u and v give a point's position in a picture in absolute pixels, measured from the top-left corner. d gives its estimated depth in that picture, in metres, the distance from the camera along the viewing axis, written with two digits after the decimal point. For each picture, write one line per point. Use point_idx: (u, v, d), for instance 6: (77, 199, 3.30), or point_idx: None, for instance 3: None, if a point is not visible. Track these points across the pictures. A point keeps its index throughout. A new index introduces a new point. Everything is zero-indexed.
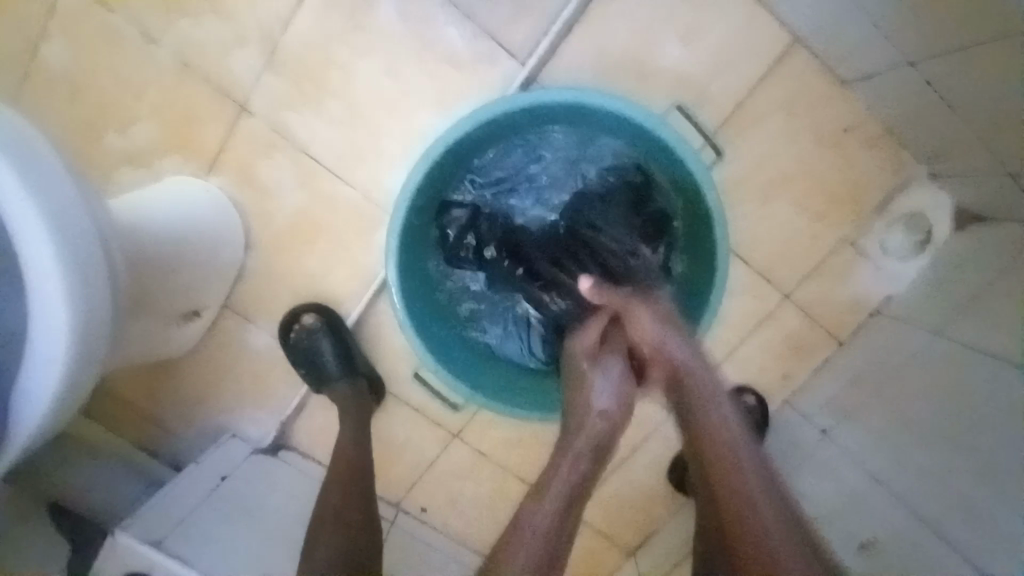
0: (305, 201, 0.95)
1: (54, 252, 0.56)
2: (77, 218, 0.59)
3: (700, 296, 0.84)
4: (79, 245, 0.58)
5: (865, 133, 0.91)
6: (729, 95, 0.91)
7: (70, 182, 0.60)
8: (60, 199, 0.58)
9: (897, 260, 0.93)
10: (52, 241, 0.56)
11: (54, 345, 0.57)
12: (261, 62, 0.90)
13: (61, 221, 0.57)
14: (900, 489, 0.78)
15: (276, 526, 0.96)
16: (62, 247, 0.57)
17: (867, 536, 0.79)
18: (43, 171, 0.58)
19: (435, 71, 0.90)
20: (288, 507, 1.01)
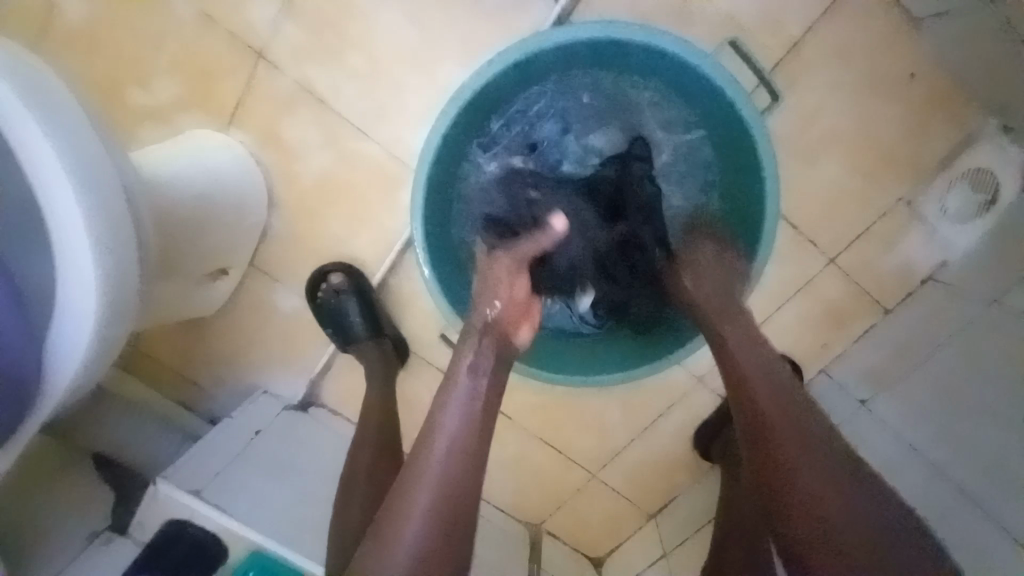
0: (327, 158, 0.91)
1: (79, 205, 0.55)
2: (100, 171, 0.57)
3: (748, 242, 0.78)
4: (105, 198, 0.57)
5: (939, 80, 0.82)
6: (784, 37, 0.82)
7: (92, 133, 0.58)
8: (81, 151, 0.56)
9: (952, 223, 0.85)
10: (75, 196, 0.55)
11: (84, 302, 0.57)
12: (276, 7, 0.84)
13: (85, 175, 0.55)
14: (943, 464, 0.74)
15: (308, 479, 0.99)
16: (86, 201, 0.55)
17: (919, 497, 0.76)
18: (64, 122, 0.55)
19: (459, 12, 0.83)
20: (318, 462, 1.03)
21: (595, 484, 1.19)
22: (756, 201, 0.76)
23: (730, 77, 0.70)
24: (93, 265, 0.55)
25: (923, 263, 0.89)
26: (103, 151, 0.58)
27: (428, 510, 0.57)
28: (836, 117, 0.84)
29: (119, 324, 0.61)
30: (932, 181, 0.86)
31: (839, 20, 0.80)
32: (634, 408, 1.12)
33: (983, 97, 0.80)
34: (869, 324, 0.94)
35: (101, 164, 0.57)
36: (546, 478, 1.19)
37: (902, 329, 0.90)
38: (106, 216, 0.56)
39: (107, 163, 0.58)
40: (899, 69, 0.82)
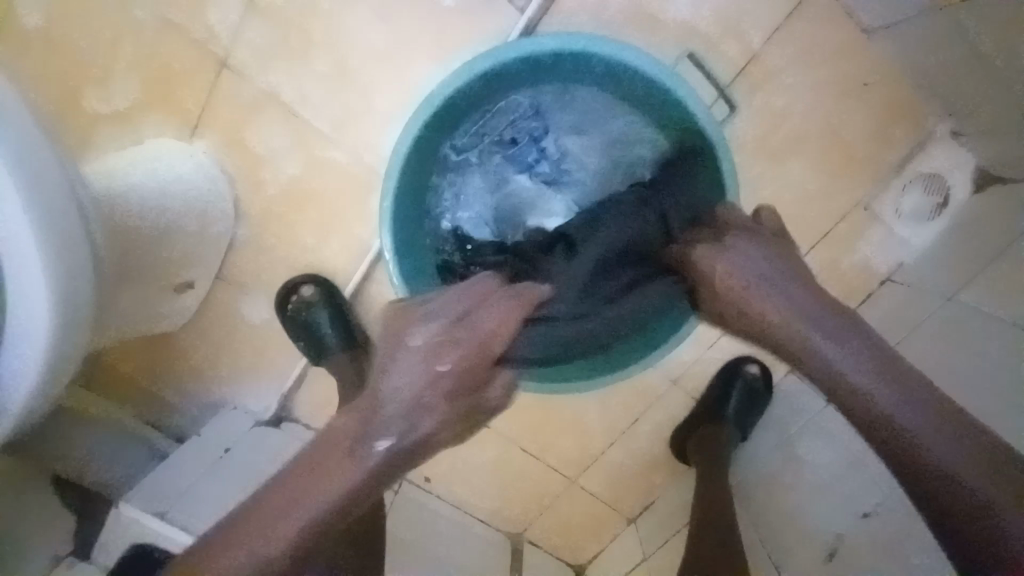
0: (296, 166, 0.89)
1: (28, 218, 0.53)
2: (48, 178, 0.55)
3: None
4: (56, 210, 0.55)
5: (891, 87, 0.85)
6: (745, 46, 0.84)
7: (43, 143, 0.56)
8: (29, 158, 0.54)
9: (910, 224, 0.89)
10: (25, 209, 0.52)
11: (34, 317, 0.54)
12: (241, 13, 0.83)
13: (36, 186, 0.53)
14: None
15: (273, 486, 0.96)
16: (34, 210, 0.53)
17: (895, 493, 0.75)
18: (10, 127, 0.53)
19: (427, 20, 0.84)
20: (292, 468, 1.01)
21: (575, 488, 1.19)
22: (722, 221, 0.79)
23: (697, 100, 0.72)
24: (44, 280, 0.53)
25: (882, 263, 0.92)
26: (52, 159, 0.56)
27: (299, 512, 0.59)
28: (798, 122, 0.87)
29: (75, 338, 0.59)
30: (889, 184, 0.89)
31: (795, 30, 0.84)
32: (611, 412, 1.13)
33: (932, 103, 0.84)
34: None
35: (49, 171, 0.55)
36: (526, 484, 1.19)
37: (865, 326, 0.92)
38: (58, 226, 0.55)
39: (58, 171, 0.56)
40: (854, 76, 0.85)
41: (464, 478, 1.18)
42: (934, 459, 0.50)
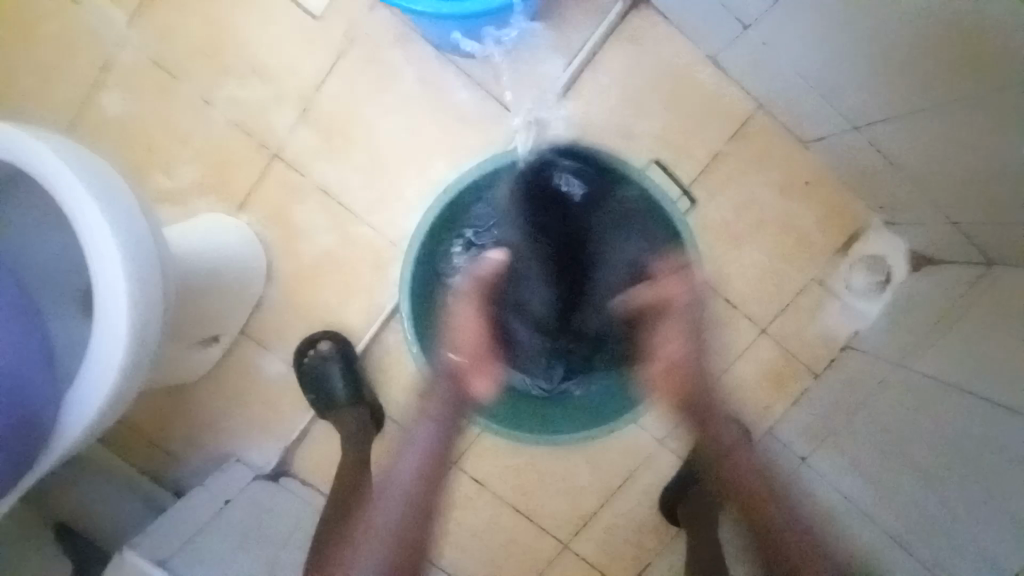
0: (328, 242, 1.02)
1: (127, 275, 0.62)
2: (146, 250, 0.65)
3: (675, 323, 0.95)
4: (146, 270, 0.64)
5: (834, 185, 1.01)
6: (708, 150, 1.01)
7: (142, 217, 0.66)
8: (136, 237, 0.64)
9: (861, 297, 1.02)
10: (127, 268, 0.62)
11: (112, 353, 0.62)
12: (296, 117, 0.99)
13: (134, 251, 0.63)
14: (883, 520, 0.81)
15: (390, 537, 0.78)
16: (132, 275, 0.63)
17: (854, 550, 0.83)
18: (121, 208, 0.64)
19: (447, 127, 1.00)
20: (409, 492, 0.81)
21: (566, 553, 1.19)
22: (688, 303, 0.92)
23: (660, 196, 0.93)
24: (131, 316, 0.62)
25: (841, 332, 1.04)
26: (149, 238, 0.66)
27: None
28: (759, 212, 1.02)
29: (133, 377, 0.66)
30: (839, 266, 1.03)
31: (746, 141, 1.01)
32: (602, 473, 1.17)
33: (867, 200, 1.00)
34: (804, 388, 1.06)
35: (149, 249, 0.65)
36: (518, 549, 1.19)
37: (830, 391, 1.03)
38: (143, 293, 0.64)
39: (154, 251, 0.66)
40: (801, 176, 1.01)
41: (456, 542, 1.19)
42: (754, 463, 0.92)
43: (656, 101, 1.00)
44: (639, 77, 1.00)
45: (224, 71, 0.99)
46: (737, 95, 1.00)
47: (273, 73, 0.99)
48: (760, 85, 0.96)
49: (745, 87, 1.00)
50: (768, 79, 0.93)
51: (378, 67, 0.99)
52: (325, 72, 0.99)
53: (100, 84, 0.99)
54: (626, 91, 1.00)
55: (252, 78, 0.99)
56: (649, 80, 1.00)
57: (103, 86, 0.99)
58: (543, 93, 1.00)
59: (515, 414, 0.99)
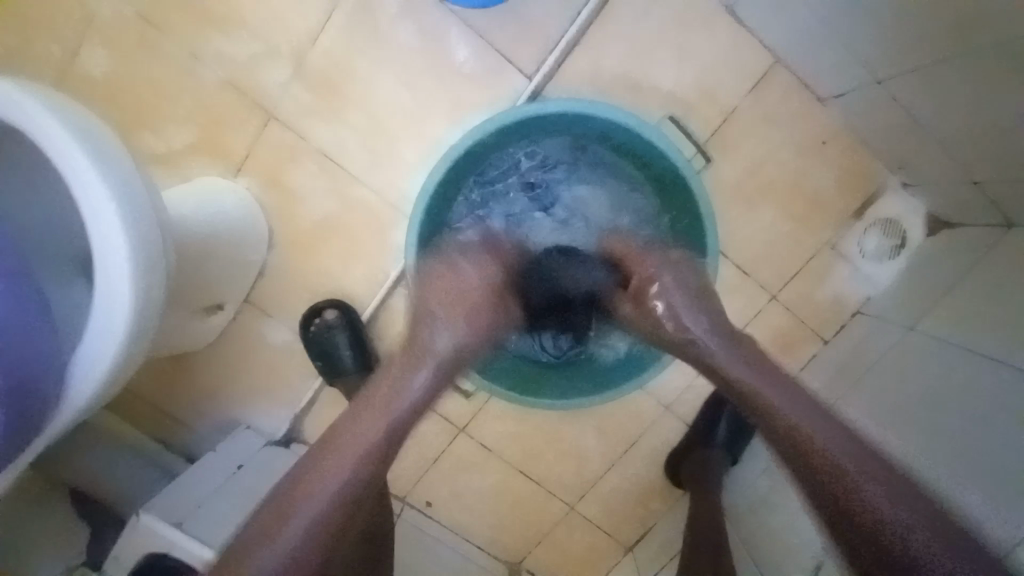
0: (329, 207, 1.00)
1: (125, 236, 0.60)
2: (143, 213, 0.63)
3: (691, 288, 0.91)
4: (145, 231, 0.62)
5: (851, 144, 0.98)
6: (719, 107, 0.97)
7: (137, 178, 0.64)
8: (132, 197, 0.62)
9: (873, 262, 1.00)
10: (125, 231, 0.60)
11: (115, 317, 0.61)
12: (289, 75, 0.96)
13: (131, 211, 0.61)
14: None
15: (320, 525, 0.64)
16: (132, 236, 0.61)
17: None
18: (117, 168, 0.62)
19: (448, 84, 0.96)
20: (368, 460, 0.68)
21: (572, 515, 1.22)
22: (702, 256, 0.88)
23: (685, 158, 0.83)
24: (130, 279, 0.61)
25: (852, 297, 1.02)
26: (146, 200, 0.64)
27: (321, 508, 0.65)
28: (772, 173, 0.98)
29: (136, 343, 0.65)
30: (854, 230, 1.00)
31: (759, 98, 0.97)
32: (607, 437, 1.18)
33: (884, 159, 0.96)
34: (811, 353, 1.06)
35: (148, 212, 0.63)
36: (524, 510, 1.21)
37: (839, 355, 1.02)
38: (144, 257, 0.62)
39: (152, 213, 0.64)
40: (816, 134, 0.97)
41: (465, 503, 1.21)
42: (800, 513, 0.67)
43: (666, 55, 0.96)
44: (649, 30, 0.95)
45: (213, 26, 0.94)
46: (751, 49, 0.96)
47: (263, 28, 0.94)
48: (776, 37, 0.92)
49: (759, 40, 0.95)
50: (784, 30, 0.89)
51: (374, 20, 0.94)
52: (319, 26, 0.94)
53: (82, 40, 0.94)
54: (634, 45, 0.95)
55: (243, 34, 0.95)
56: (659, 32, 0.95)
57: (88, 44, 0.94)
58: (547, 47, 0.95)
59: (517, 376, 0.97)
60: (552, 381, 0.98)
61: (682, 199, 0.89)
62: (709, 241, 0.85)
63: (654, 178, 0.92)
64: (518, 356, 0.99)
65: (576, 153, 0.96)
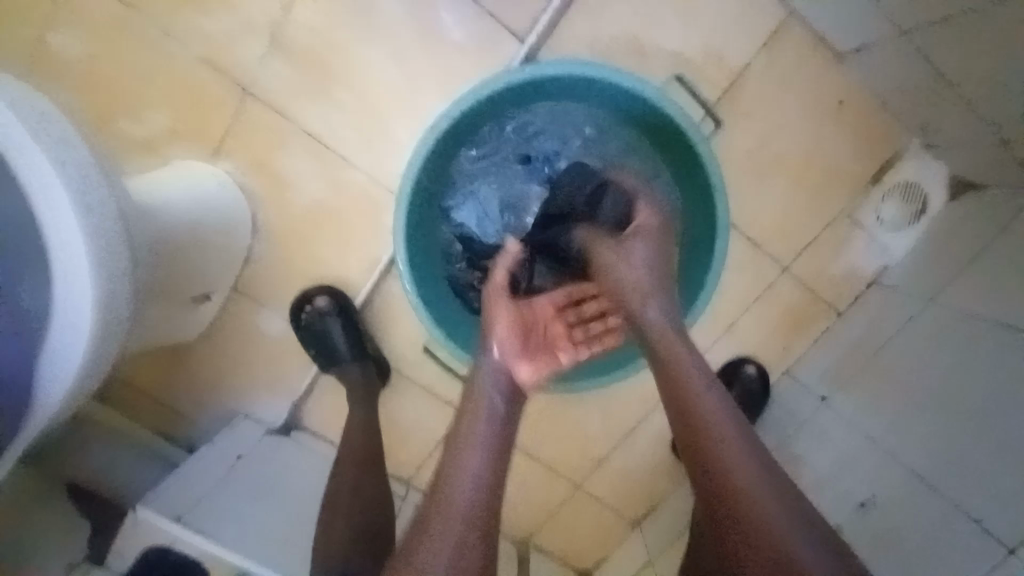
0: (316, 190, 0.95)
1: (78, 224, 0.56)
2: (99, 199, 0.59)
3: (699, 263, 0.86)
4: (99, 218, 0.58)
5: (870, 104, 0.91)
6: (730, 67, 0.90)
7: (89, 159, 0.59)
8: (84, 181, 0.58)
9: (890, 231, 0.95)
10: (78, 218, 0.56)
11: (78, 314, 0.57)
12: (264, 47, 0.89)
13: (82, 197, 0.57)
14: (908, 459, 0.77)
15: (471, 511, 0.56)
16: (85, 223, 0.56)
17: (863, 498, 0.81)
18: (69, 152, 0.57)
19: (436, 51, 0.89)
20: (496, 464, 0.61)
21: (579, 494, 1.20)
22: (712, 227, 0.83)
23: (693, 121, 0.77)
24: (88, 272, 0.57)
25: (868, 267, 0.98)
26: (103, 186, 0.59)
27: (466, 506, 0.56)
28: (786, 138, 0.92)
29: (106, 339, 0.61)
30: (871, 196, 0.95)
31: (772, 58, 0.90)
32: (613, 418, 1.15)
33: (906, 120, 0.90)
34: (823, 327, 1.02)
35: (106, 198, 0.59)
36: (530, 491, 1.20)
37: (854, 328, 0.97)
38: (102, 246, 0.58)
39: (110, 201, 0.60)
40: (833, 95, 0.91)
41: None
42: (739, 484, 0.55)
43: (671, 11, 0.88)
44: None
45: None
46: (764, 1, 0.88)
47: None
48: None
49: None
50: None
51: None
52: None
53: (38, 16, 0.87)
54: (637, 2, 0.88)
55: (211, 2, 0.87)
56: None
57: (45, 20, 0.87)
58: (541, 6, 0.88)
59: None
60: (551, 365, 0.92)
61: (690, 166, 0.83)
62: (719, 214, 0.79)
63: (658, 144, 0.86)
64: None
65: (574, 119, 0.89)
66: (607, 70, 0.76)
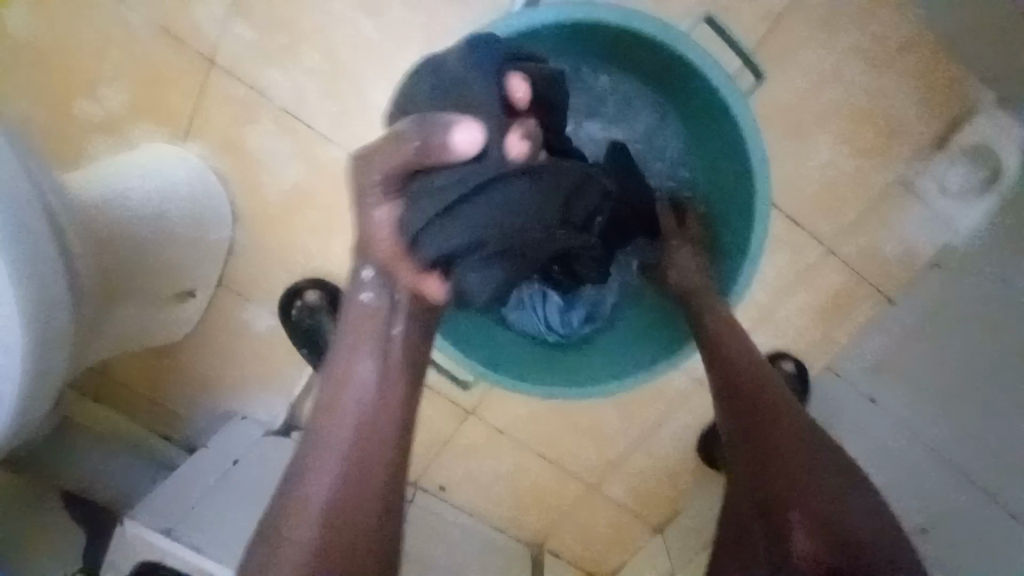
0: (296, 172, 0.86)
1: None
2: (14, 186, 0.51)
3: (733, 235, 0.77)
4: (17, 212, 0.51)
5: (931, 50, 0.77)
6: (762, 12, 0.77)
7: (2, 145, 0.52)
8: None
9: (955, 201, 0.81)
10: None
11: (4, 326, 0.51)
12: (228, 12, 0.79)
13: None
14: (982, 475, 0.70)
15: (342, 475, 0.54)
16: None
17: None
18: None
19: (420, 8, 0.78)
20: (372, 424, 0.58)
21: (595, 496, 1.11)
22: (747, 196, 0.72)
23: (725, 72, 0.65)
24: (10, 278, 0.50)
25: (926, 244, 0.85)
26: (17, 169, 0.52)
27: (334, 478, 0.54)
28: (828, 95, 0.79)
29: (50, 356, 0.55)
30: (931, 161, 0.81)
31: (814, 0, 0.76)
32: (632, 415, 1.06)
33: (976, 66, 0.76)
34: (872, 314, 0.89)
35: (20, 184, 0.52)
36: (543, 493, 1.12)
37: (908, 314, 0.85)
38: (24, 247, 0.51)
39: (26, 186, 0.52)
40: (887, 42, 0.77)
41: (479, 489, 1.12)
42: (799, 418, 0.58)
43: None
44: None
45: None
46: None
47: None
48: None
49: None
50: None
51: None
52: None
53: None
54: None
55: None
56: None
57: None
58: None
59: (528, 361, 0.84)
60: (563, 365, 0.84)
61: (719, 122, 0.72)
62: (759, 184, 0.67)
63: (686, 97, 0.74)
64: (522, 335, 0.87)
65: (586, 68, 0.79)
66: (619, 14, 0.64)
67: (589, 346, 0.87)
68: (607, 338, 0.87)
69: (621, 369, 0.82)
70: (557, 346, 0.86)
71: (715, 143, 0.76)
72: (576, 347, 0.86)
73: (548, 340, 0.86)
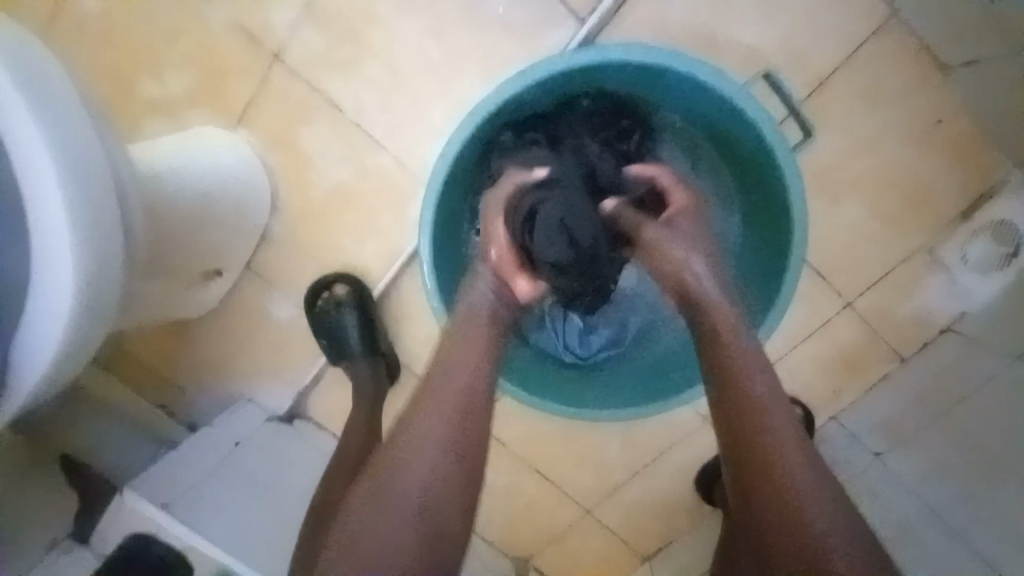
0: (341, 170, 0.88)
1: (64, 191, 0.51)
2: (92, 161, 0.53)
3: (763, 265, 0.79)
4: (92, 185, 0.52)
5: (968, 128, 0.80)
6: (809, 73, 0.80)
7: (87, 123, 0.54)
8: (75, 145, 0.52)
9: (975, 274, 0.82)
10: (63, 185, 0.51)
11: (61, 289, 0.52)
12: (297, 13, 0.82)
13: (71, 162, 0.51)
14: None
15: (418, 511, 0.52)
16: (71, 192, 0.51)
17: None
18: (56, 111, 0.52)
19: (483, 30, 0.81)
20: (467, 406, 0.57)
21: (587, 520, 1.12)
22: (783, 239, 0.74)
23: (774, 123, 0.67)
24: (73, 247, 0.51)
25: (941, 312, 0.86)
26: (99, 151, 0.54)
27: (428, 469, 0.53)
28: (863, 157, 0.82)
29: (97, 322, 0.56)
30: (952, 232, 0.83)
31: (859, 67, 0.79)
32: (634, 446, 1.06)
33: (1008, 149, 0.78)
34: (883, 372, 0.91)
35: (98, 168, 0.53)
36: (536, 512, 1.12)
37: (919, 378, 0.87)
38: (91, 218, 0.52)
39: (102, 161, 0.54)
40: (926, 114, 0.80)
41: None
42: (788, 471, 0.50)
43: (748, 7, 0.78)
44: None
45: None
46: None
47: None
48: None
49: None
50: None
51: None
52: None
53: None
54: None
55: None
56: None
57: None
58: None
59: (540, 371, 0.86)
60: (576, 383, 0.86)
61: (756, 163, 0.75)
62: (796, 230, 0.70)
63: (728, 137, 0.77)
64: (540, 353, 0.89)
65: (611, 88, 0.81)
66: (676, 59, 0.67)
67: (603, 370, 0.89)
68: (623, 368, 0.89)
69: (631, 399, 0.81)
70: (573, 367, 0.89)
71: (752, 177, 0.78)
72: (593, 371, 0.89)
73: (564, 360, 0.89)
